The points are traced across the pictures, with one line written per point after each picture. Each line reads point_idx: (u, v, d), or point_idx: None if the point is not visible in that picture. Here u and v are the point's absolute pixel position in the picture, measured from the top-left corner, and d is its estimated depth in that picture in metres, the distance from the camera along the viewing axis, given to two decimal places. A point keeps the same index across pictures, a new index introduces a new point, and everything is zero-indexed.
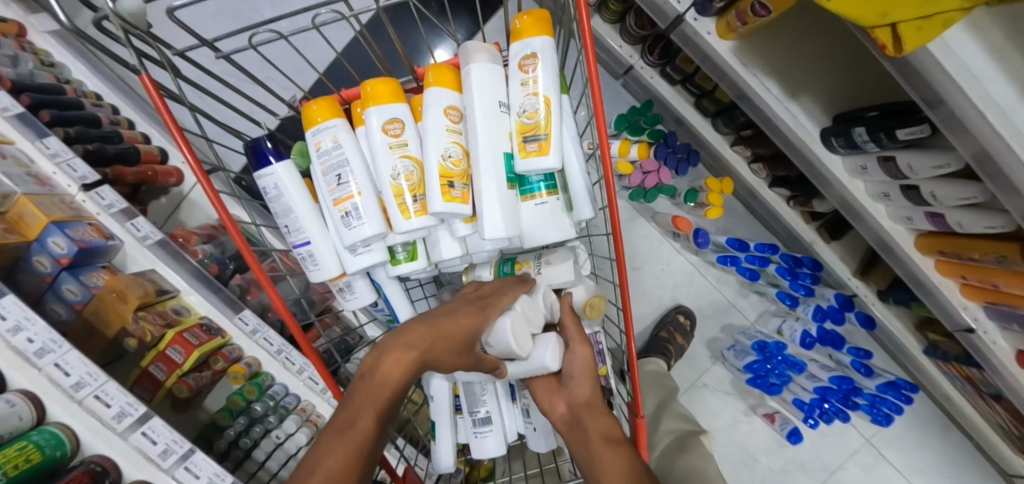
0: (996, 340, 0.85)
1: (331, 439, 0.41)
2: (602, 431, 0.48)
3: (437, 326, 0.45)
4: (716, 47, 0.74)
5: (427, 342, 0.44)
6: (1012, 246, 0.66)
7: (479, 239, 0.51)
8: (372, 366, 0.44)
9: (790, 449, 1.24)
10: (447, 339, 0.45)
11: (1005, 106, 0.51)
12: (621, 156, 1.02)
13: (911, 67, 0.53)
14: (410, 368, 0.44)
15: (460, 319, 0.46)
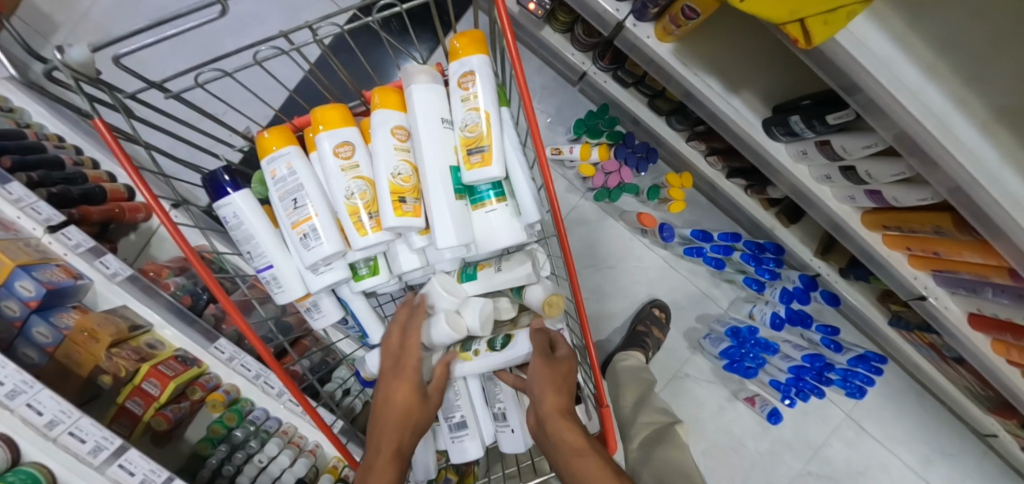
0: (948, 306, 0.90)
1: None
2: (568, 443, 0.47)
3: (393, 412, 0.51)
4: (657, 49, 0.78)
5: (396, 432, 0.50)
6: (943, 216, 0.70)
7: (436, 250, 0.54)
8: None
9: (775, 430, 1.27)
10: (401, 416, 0.50)
11: (911, 88, 0.55)
12: (584, 159, 1.08)
13: (826, 57, 0.57)
14: (395, 463, 0.49)
15: (400, 392, 0.51)
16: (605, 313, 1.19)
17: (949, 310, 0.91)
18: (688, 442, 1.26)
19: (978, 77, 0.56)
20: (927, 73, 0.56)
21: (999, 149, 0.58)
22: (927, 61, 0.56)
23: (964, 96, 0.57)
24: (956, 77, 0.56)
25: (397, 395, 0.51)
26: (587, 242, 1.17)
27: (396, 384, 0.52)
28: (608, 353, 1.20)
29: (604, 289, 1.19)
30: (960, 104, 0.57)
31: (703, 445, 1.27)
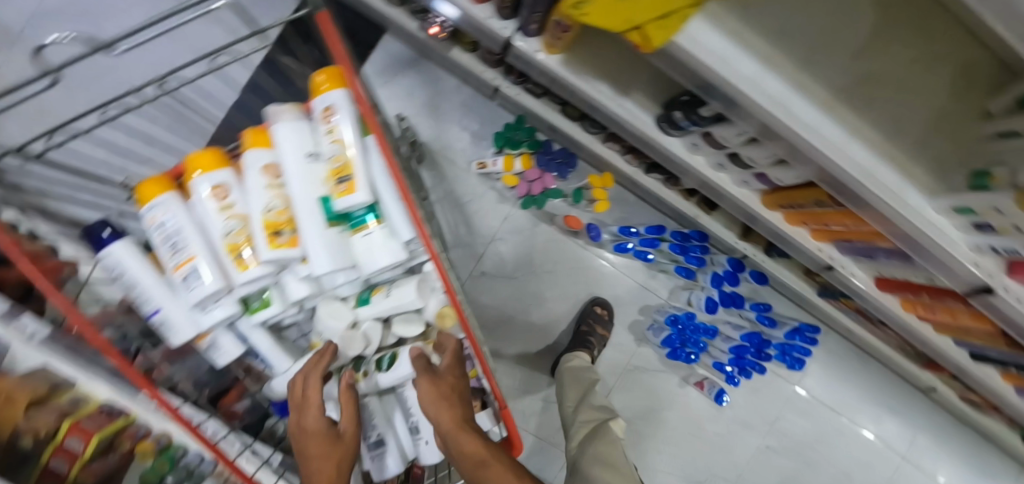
0: (855, 272, 0.95)
1: None
2: (470, 454, 0.51)
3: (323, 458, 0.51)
4: (545, 62, 0.82)
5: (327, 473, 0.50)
6: (819, 190, 0.74)
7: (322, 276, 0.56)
8: None
9: (728, 409, 1.32)
10: (322, 464, 0.51)
11: (753, 78, 0.59)
12: (506, 170, 1.11)
13: (673, 57, 0.61)
14: None
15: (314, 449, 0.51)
16: (550, 319, 1.26)
17: (856, 276, 0.96)
18: (650, 431, 1.31)
19: (812, 62, 0.61)
20: (766, 63, 0.60)
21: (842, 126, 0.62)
22: (763, 52, 0.60)
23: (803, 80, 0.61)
24: (792, 64, 0.60)
25: (314, 453, 0.52)
26: (524, 249, 1.23)
27: (311, 443, 0.52)
28: (557, 354, 1.24)
29: (546, 294, 1.25)
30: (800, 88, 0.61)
31: (664, 431, 1.31)
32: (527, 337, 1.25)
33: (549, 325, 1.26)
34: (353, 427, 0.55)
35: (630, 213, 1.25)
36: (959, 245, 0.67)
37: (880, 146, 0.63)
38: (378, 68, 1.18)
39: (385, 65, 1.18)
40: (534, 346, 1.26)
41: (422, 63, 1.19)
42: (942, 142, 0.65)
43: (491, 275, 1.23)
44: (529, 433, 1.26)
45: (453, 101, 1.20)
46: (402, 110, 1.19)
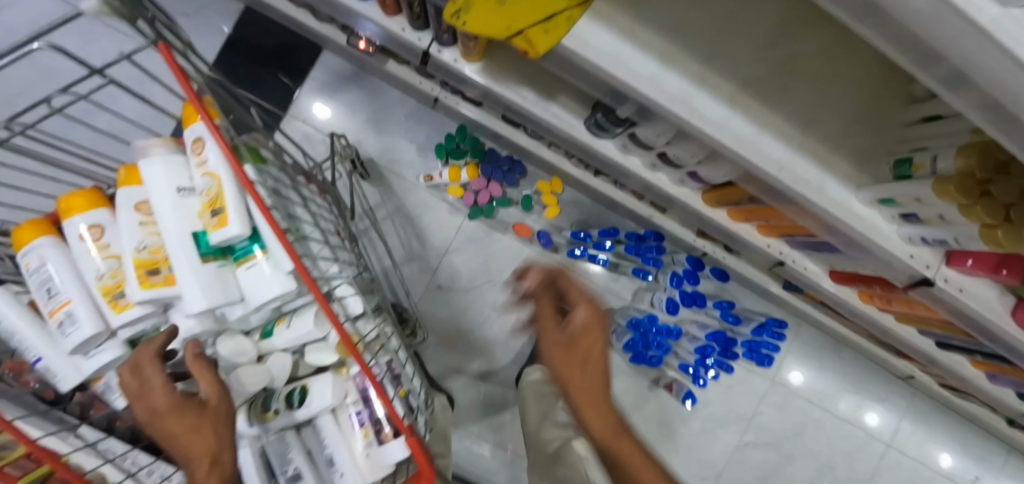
0: (808, 266, 0.92)
1: None
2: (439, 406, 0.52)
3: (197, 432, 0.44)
4: (465, 71, 0.81)
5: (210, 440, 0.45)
6: (738, 190, 0.76)
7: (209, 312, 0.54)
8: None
9: (703, 410, 1.29)
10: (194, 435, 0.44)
11: (651, 76, 0.56)
12: (452, 181, 1.11)
13: (569, 60, 0.58)
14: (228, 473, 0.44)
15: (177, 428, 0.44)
16: (512, 330, 1.24)
17: (810, 270, 0.92)
18: (623, 435, 1.28)
19: (713, 56, 0.58)
20: (664, 60, 0.57)
21: (753, 121, 0.59)
22: (660, 49, 0.57)
23: (706, 76, 0.58)
24: (693, 59, 0.57)
25: (175, 430, 0.44)
26: (480, 260, 1.21)
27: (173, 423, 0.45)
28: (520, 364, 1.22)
29: (506, 304, 1.23)
30: (703, 83, 0.58)
31: (637, 435, 1.29)
32: (490, 348, 1.24)
33: (512, 335, 1.24)
34: (214, 390, 0.47)
35: (587, 216, 1.22)
36: (891, 237, 0.63)
37: (796, 139, 0.60)
38: (320, 84, 1.17)
39: (327, 81, 1.17)
40: (498, 357, 1.24)
41: (364, 77, 1.18)
42: (863, 131, 0.62)
43: (448, 287, 1.21)
44: (499, 445, 1.24)
45: (397, 113, 1.18)
46: (346, 126, 1.17)
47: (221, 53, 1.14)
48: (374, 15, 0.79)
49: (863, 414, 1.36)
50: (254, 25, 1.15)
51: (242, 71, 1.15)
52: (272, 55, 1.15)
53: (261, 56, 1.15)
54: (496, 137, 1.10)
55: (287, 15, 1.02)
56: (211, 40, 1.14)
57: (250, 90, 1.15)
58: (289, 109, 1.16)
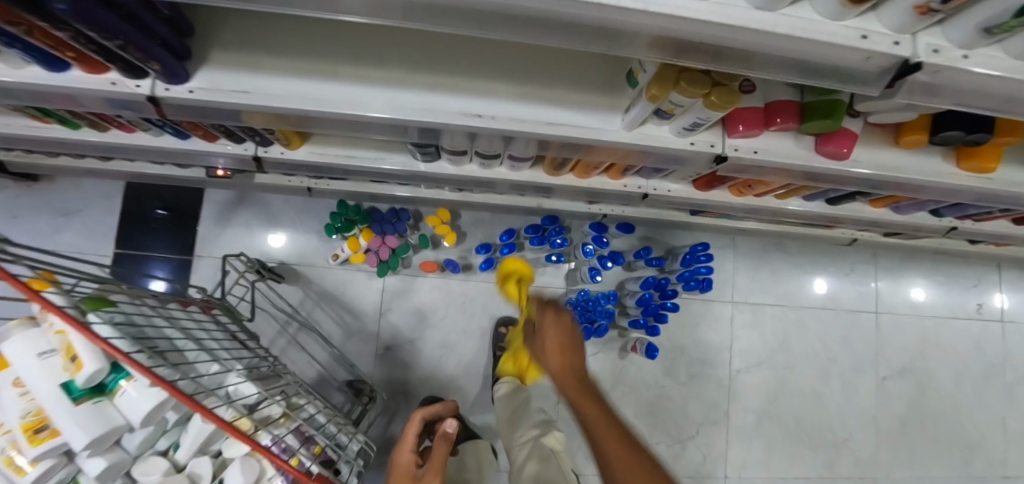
0: (670, 188, 0.97)
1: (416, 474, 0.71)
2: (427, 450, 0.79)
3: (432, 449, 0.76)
4: (293, 157, 0.89)
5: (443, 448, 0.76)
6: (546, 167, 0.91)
7: (102, 445, 0.58)
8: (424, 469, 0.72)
9: (672, 351, 1.35)
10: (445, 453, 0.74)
11: (389, 101, 0.64)
12: (353, 250, 1.20)
13: (320, 118, 0.66)
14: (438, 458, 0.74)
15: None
16: (470, 358, 1.28)
17: (673, 189, 0.98)
18: (617, 411, 1.31)
19: (437, 65, 0.66)
20: (398, 85, 0.65)
21: (502, 98, 0.66)
22: (385, 78, 0.64)
23: (447, 80, 0.65)
24: (425, 72, 0.65)
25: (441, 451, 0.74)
26: (413, 308, 1.28)
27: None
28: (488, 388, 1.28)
29: (454, 340, 1.29)
30: (438, 89, 0.65)
31: (630, 406, 1.32)
32: (459, 385, 1.27)
33: (472, 364, 1.28)
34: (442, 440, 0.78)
35: (492, 228, 1.30)
36: (664, 137, 0.68)
37: (538, 95, 0.66)
38: (214, 220, 1.28)
39: (219, 214, 1.28)
40: (468, 390, 1.27)
41: (247, 196, 1.28)
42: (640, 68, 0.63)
43: (396, 345, 1.27)
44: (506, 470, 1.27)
45: (290, 215, 1.28)
46: (250, 244, 1.27)
47: (118, 228, 1.25)
48: (202, 146, 0.89)
49: (829, 294, 1.47)
50: (137, 194, 1.27)
51: (143, 236, 1.25)
52: (164, 212, 1.27)
53: (155, 216, 1.26)
54: (376, 198, 1.19)
55: (155, 175, 1.14)
56: (104, 221, 1.25)
57: (157, 249, 1.25)
58: (196, 250, 1.26)
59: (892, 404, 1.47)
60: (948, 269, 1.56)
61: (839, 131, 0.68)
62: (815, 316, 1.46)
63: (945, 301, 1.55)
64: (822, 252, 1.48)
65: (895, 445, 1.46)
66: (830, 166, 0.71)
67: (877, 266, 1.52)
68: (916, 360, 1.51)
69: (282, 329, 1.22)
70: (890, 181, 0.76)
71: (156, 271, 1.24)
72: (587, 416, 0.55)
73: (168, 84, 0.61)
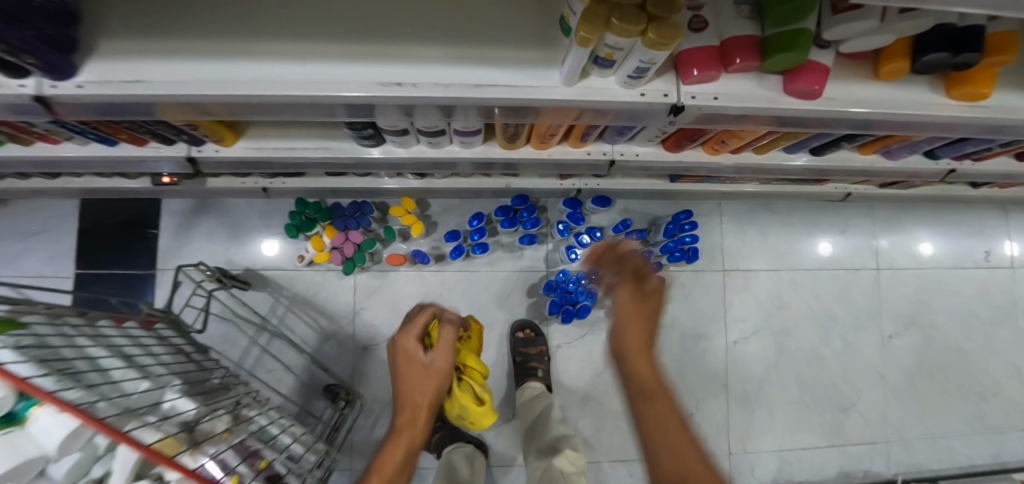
0: (639, 151, 0.90)
1: (415, 376, 0.64)
2: (418, 373, 0.64)
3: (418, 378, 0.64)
4: (229, 154, 0.83)
5: (419, 392, 0.63)
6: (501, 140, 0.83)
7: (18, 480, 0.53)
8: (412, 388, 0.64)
9: (662, 326, 1.29)
10: (422, 387, 0.63)
11: (298, 77, 0.57)
12: (317, 248, 1.14)
13: (230, 102, 0.59)
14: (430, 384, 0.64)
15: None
16: None
17: (642, 153, 0.90)
18: (609, 392, 1.26)
19: (353, 35, 0.59)
20: (308, 60, 0.58)
21: (429, 61, 0.59)
22: (294, 52, 0.58)
23: (364, 46, 0.58)
24: (340, 42, 0.59)
25: (416, 377, 0.64)
26: (388, 305, 1.22)
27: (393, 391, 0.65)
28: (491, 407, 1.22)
29: None
30: (354, 58, 0.58)
31: (623, 386, 1.26)
32: None
33: None
34: (441, 359, 0.66)
35: (464, 215, 1.24)
36: (609, 89, 0.62)
37: (467, 56, 0.59)
38: (174, 231, 1.23)
39: (179, 226, 1.23)
40: None
41: (206, 203, 1.22)
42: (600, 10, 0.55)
43: (374, 345, 1.21)
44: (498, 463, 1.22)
45: (252, 219, 1.22)
46: (214, 253, 1.22)
47: (76, 249, 1.20)
48: (134, 151, 0.84)
49: (826, 254, 1.40)
50: (92, 211, 1.22)
51: (104, 253, 1.21)
52: (123, 227, 1.22)
53: (115, 232, 1.22)
54: (336, 193, 1.13)
55: (103, 188, 1.09)
56: (62, 243, 1.20)
57: (119, 266, 1.21)
58: (158, 264, 1.21)
59: (900, 360, 1.40)
60: (950, 216, 1.48)
61: (809, 68, 0.60)
62: (813, 277, 1.38)
63: (949, 250, 1.47)
64: (816, 209, 1.41)
65: (906, 400, 1.39)
66: (800, 107, 0.63)
67: (875, 220, 1.44)
68: (922, 313, 1.43)
69: (252, 340, 1.17)
70: (868, 120, 0.68)
71: (120, 289, 1.19)
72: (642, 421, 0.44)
73: (54, 81, 0.55)
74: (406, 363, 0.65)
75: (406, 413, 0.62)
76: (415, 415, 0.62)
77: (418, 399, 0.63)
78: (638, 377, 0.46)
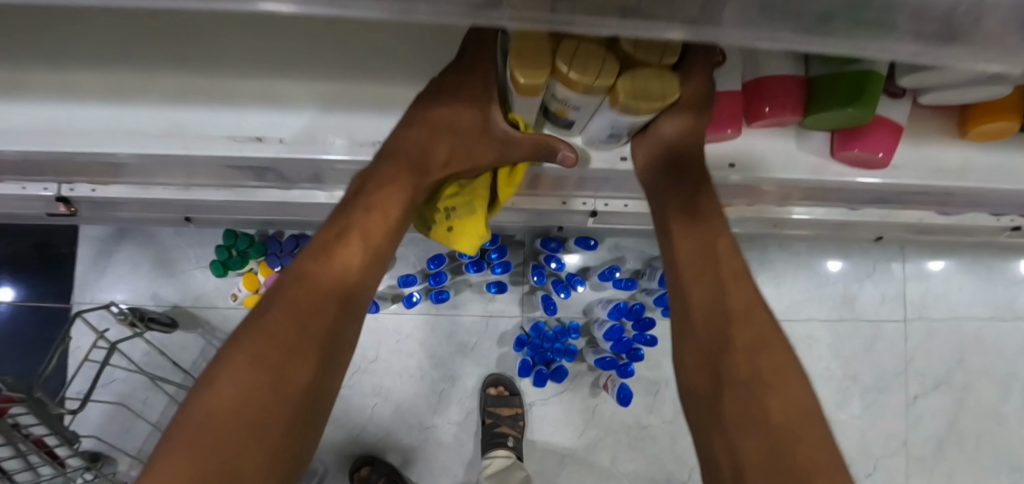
0: (626, 202, 0.71)
1: (296, 307, 0.38)
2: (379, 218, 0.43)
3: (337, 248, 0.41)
4: (107, 195, 0.66)
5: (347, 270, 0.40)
6: None
7: None
8: (322, 268, 0.40)
9: (659, 383, 1.11)
10: (325, 293, 0.39)
11: (117, 125, 0.40)
12: (249, 289, 0.97)
13: (28, 157, 0.41)
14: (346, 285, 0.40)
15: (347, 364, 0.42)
16: (408, 405, 1.07)
17: (629, 205, 0.72)
18: (590, 457, 1.09)
19: (201, 64, 0.41)
20: (135, 97, 0.41)
21: (328, 108, 0.43)
22: (116, 89, 0.41)
23: (215, 84, 0.41)
24: (183, 75, 0.41)
25: (324, 267, 0.40)
26: None
27: (309, 265, 0.39)
28: (452, 470, 1.06)
29: (388, 386, 1.07)
30: (200, 96, 0.41)
31: (606, 452, 1.09)
32: (397, 438, 1.06)
33: (411, 413, 1.07)
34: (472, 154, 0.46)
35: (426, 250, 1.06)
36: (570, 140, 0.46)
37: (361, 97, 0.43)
38: (91, 260, 1.06)
39: (97, 254, 1.06)
40: (409, 443, 1.06)
41: (128, 228, 1.06)
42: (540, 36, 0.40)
43: None
44: None
45: (181, 247, 1.06)
46: (137, 286, 1.05)
47: None
48: None
49: (846, 300, 1.22)
50: None
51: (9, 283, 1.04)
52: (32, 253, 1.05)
53: (21, 259, 1.04)
54: (270, 224, 0.95)
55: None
56: None
57: (25, 299, 1.04)
58: (72, 297, 1.05)
59: (926, 426, 1.22)
60: (991, 258, 1.28)
61: (875, 129, 0.45)
62: (828, 327, 1.21)
63: (989, 297, 1.28)
64: (836, 248, 1.22)
65: (931, 470, 1.21)
66: (850, 175, 0.48)
67: (904, 262, 1.25)
68: (952, 370, 1.24)
69: (177, 391, 1.01)
70: (940, 190, 0.50)
71: (27, 326, 1.03)
72: (693, 308, 0.43)
73: None
74: (456, 101, 0.43)
75: (423, 149, 0.44)
76: (385, 206, 0.43)
77: (385, 191, 0.43)
78: (685, 272, 0.45)
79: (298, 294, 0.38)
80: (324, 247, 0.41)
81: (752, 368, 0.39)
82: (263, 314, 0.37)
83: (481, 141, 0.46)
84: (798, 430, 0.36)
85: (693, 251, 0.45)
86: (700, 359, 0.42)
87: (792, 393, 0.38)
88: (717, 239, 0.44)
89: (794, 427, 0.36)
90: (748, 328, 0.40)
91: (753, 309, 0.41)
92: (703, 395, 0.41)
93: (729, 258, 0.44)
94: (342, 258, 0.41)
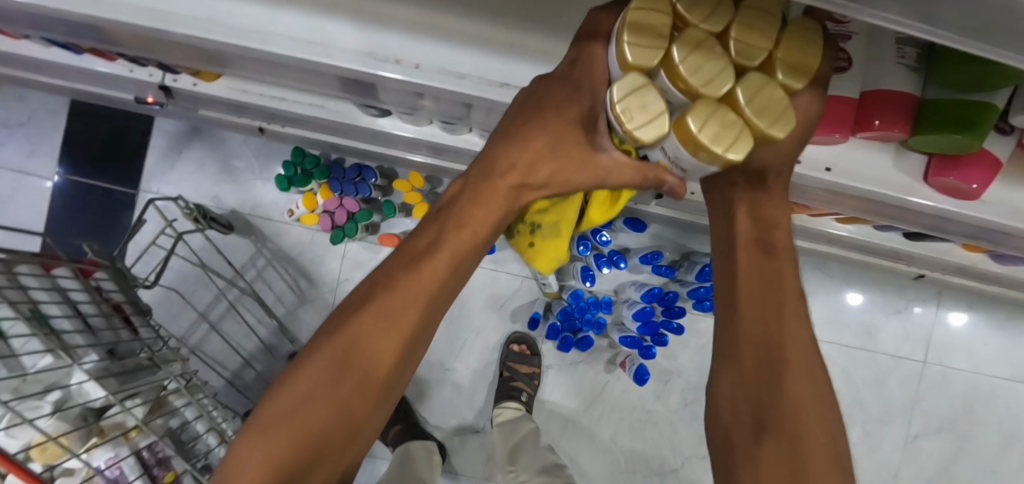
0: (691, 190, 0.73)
1: (353, 342, 0.35)
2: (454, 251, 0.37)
3: (410, 282, 0.36)
4: (208, 91, 0.70)
5: (410, 308, 0.36)
6: None
7: None
8: (390, 303, 0.36)
9: (673, 374, 1.15)
10: (385, 330, 0.35)
11: (266, 26, 0.43)
12: (307, 208, 1.01)
13: (179, 41, 0.44)
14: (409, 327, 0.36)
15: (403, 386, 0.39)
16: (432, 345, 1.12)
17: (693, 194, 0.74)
18: (592, 427, 1.14)
19: None
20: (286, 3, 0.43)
21: (457, 44, 0.45)
22: None
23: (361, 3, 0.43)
24: None
25: (392, 300, 0.36)
26: None
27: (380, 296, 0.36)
28: (463, 412, 1.13)
29: None
30: (343, 12, 0.44)
31: (609, 426, 1.14)
32: (418, 373, 1.13)
33: (434, 352, 1.13)
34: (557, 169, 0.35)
35: None
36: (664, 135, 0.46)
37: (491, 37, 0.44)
38: (163, 153, 1.11)
39: (169, 148, 1.11)
40: (427, 379, 1.13)
41: (201, 129, 1.10)
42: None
43: None
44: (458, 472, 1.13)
45: (247, 156, 1.10)
46: (201, 186, 1.11)
47: (60, 151, 1.11)
48: (102, 65, 0.71)
49: (869, 332, 1.23)
50: (82, 113, 1.11)
51: (86, 161, 1.10)
52: (110, 137, 1.10)
53: (101, 141, 1.10)
54: (337, 149, 0.98)
55: (89, 94, 0.97)
56: (47, 141, 1.11)
57: (100, 178, 1.10)
58: (141, 185, 1.11)
59: (918, 465, 1.25)
60: None
61: (977, 159, 0.45)
62: (846, 354, 1.23)
63: (1014, 357, 1.27)
64: (872, 280, 1.22)
65: None
66: (939, 202, 0.49)
67: (937, 306, 1.25)
68: (958, 419, 1.26)
69: (225, 290, 1.08)
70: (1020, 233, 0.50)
71: (98, 203, 1.10)
72: (736, 293, 0.38)
73: None
74: (577, 96, 0.33)
75: (520, 162, 0.36)
76: (474, 227, 0.37)
77: (474, 209, 0.37)
78: (735, 255, 0.39)
79: (360, 325, 0.35)
80: (404, 267, 0.37)
81: (784, 382, 0.35)
82: (326, 341, 0.36)
83: (579, 159, 0.34)
84: (826, 465, 0.32)
85: (743, 235, 0.39)
86: (729, 355, 0.38)
87: (824, 425, 0.34)
88: (779, 227, 0.39)
89: (823, 461, 0.32)
90: (790, 339, 0.36)
91: (801, 321, 0.36)
92: (723, 393, 0.38)
93: (784, 254, 0.38)
94: (407, 294, 0.36)
